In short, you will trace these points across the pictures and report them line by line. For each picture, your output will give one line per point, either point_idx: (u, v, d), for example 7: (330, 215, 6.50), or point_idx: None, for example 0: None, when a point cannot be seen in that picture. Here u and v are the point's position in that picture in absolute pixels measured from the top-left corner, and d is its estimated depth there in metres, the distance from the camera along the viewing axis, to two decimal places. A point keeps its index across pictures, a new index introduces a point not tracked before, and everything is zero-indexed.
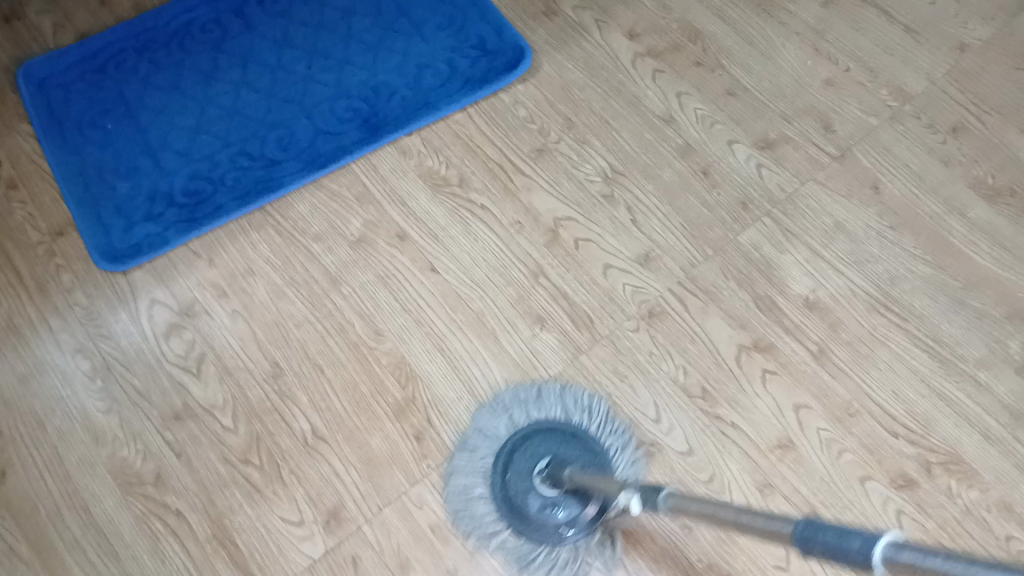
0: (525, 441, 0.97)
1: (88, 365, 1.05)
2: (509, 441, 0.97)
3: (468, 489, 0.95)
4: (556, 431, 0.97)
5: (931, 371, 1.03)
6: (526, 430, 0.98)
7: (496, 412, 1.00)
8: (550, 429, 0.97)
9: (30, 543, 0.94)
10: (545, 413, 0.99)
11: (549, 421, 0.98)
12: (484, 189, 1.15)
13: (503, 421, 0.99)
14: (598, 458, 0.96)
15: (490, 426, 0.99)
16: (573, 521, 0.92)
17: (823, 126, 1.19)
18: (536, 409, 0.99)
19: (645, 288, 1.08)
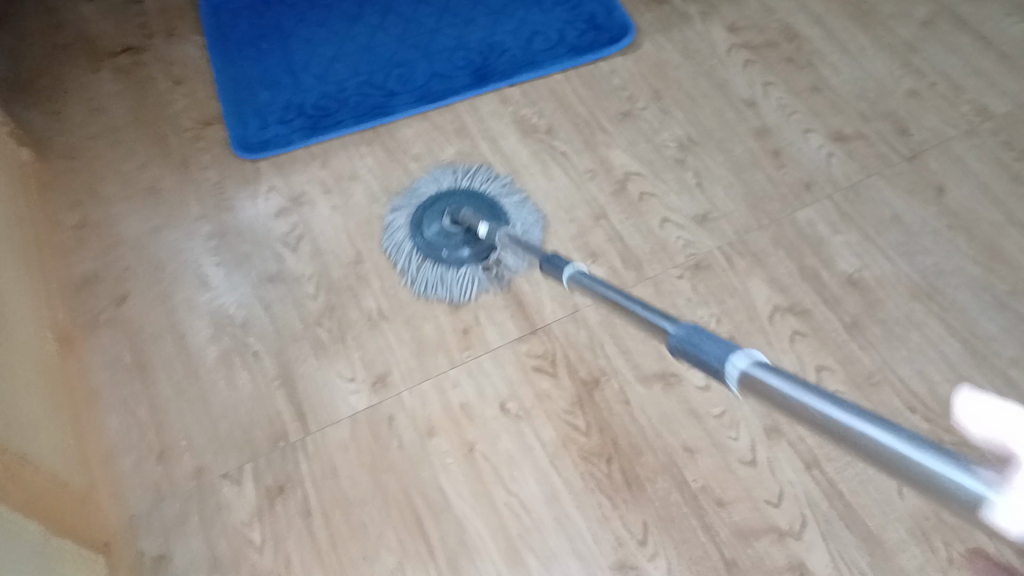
0: (449, 192, 1.20)
1: (208, 228, 1.23)
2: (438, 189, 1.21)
3: (397, 216, 1.20)
4: (477, 194, 1.20)
5: (961, 359, 1.06)
6: (454, 187, 1.21)
7: (441, 170, 1.23)
8: (473, 192, 1.20)
9: (133, 355, 1.12)
10: (474, 182, 1.21)
11: (475, 188, 1.20)
12: (569, 138, 1.28)
13: (444, 177, 1.22)
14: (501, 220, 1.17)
15: (428, 180, 1.23)
16: (457, 251, 1.14)
17: (899, 130, 1.26)
18: (467, 174, 1.22)
19: (696, 243, 1.17)
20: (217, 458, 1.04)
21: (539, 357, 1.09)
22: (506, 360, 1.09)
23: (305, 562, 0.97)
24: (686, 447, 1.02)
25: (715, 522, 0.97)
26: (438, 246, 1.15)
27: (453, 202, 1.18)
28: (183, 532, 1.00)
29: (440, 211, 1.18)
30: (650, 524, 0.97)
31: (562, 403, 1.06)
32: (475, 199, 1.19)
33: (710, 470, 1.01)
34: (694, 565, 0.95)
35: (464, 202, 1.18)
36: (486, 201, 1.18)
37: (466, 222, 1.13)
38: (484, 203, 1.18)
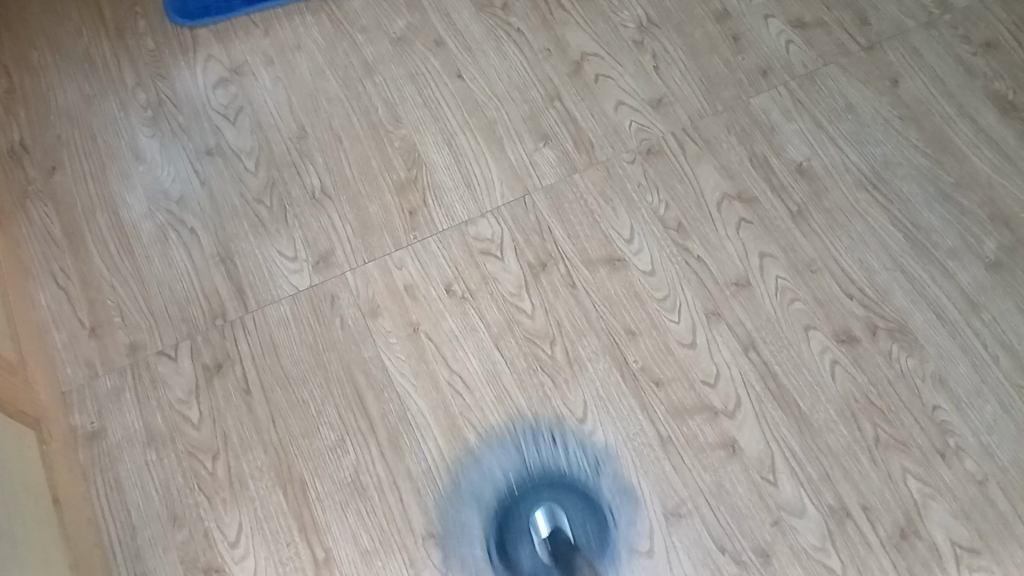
0: (534, 495, 0.97)
1: (144, 97, 1.18)
2: (526, 497, 0.96)
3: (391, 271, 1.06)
4: (560, 477, 0.96)
5: (902, 250, 1.07)
6: (529, 472, 0.97)
7: (503, 431, 0.97)
8: (541, 453, 0.97)
9: (64, 228, 1.09)
10: (567, 455, 0.96)
11: (562, 486, 0.96)
12: (524, 15, 1.23)
13: (508, 445, 0.97)
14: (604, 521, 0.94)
15: (505, 439, 0.97)
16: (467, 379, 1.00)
17: (859, 19, 1.22)
18: (563, 449, 0.96)
19: (650, 129, 1.14)
20: (152, 334, 1.02)
21: (486, 241, 1.08)
22: (452, 243, 1.08)
23: (243, 438, 0.97)
24: (627, 329, 1.02)
25: (652, 402, 0.98)
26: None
27: (551, 510, 0.96)
28: (118, 407, 0.99)
29: (531, 526, 0.95)
30: (591, 403, 0.98)
31: (507, 286, 1.05)
32: (578, 512, 0.95)
33: (650, 352, 1.01)
34: (631, 441, 0.96)
35: (557, 512, 0.95)
36: (582, 497, 0.96)
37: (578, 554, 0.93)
38: (587, 514, 0.95)
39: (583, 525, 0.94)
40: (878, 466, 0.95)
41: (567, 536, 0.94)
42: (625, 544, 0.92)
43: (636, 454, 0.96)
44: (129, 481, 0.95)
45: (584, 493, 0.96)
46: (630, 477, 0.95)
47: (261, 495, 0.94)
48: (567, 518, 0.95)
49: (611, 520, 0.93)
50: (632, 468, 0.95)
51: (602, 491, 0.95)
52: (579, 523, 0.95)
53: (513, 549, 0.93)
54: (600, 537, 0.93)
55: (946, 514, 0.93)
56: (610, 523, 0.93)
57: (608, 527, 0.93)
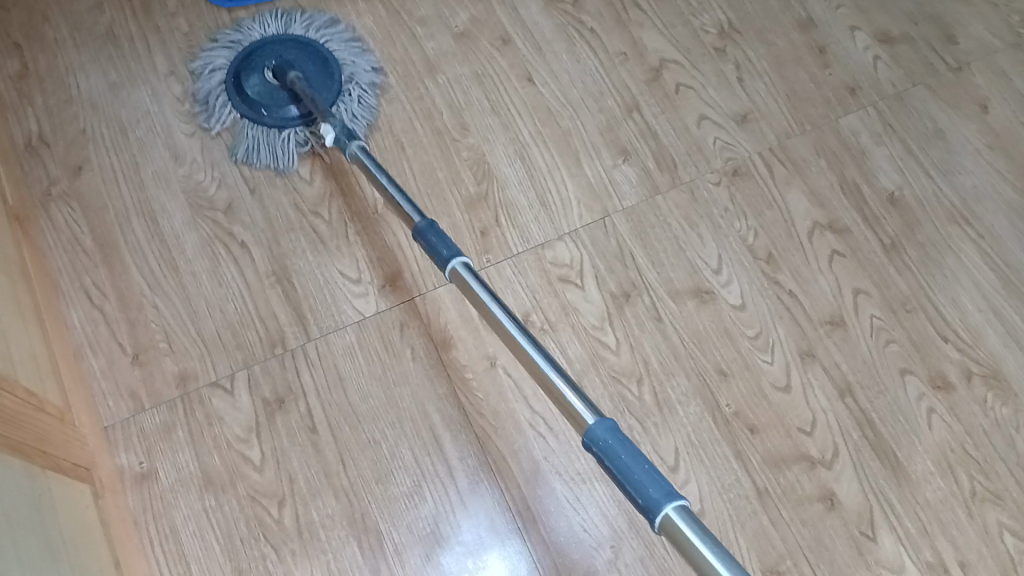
0: (281, 48, 1.05)
1: (180, 89, 1.06)
2: (276, 46, 1.05)
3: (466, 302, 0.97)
4: (294, 38, 1.06)
5: (995, 290, 1.02)
6: (296, 45, 1.05)
7: (280, 13, 1.08)
8: (291, 36, 1.06)
9: (95, 237, 0.98)
10: (330, 45, 1.07)
11: (296, 41, 1.06)
12: (597, 14, 1.15)
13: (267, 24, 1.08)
14: (333, 85, 1.04)
15: (274, 34, 1.06)
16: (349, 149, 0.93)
17: (946, 36, 1.16)
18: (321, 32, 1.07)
19: (735, 147, 1.08)
20: (203, 362, 0.93)
21: (565, 266, 1.00)
22: (529, 267, 1.00)
23: (310, 483, 0.89)
24: (718, 370, 0.97)
25: (747, 450, 0.93)
26: (259, 104, 1.02)
27: (280, 55, 1.04)
28: (169, 446, 0.90)
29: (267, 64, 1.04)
30: (682, 450, 0.93)
31: (589, 318, 0.98)
32: (306, 56, 1.05)
33: (743, 394, 0.96)
34: (726, 493, 0.91)
35: (296, 58, 1.04)
36: (321, 62, 1.05)
37: (290, 70, 1.00)
38: (320, 66, 1.04)
39: (314, 75, 1.04)
40: (975, 520, 0.91)
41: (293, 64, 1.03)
42: (348, 96, 1.04)
43: (732, 507, 0.91)
44: (186, 531, 0.87)
45: (324, 58, 1.05)
46: (725, 530, 0.90)
47: (333, 547, 0.86)
48: (299, 64, 1.04)
49: (344, 86, 1.05)
50: (729, 523, 0.90)
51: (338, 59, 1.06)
52: (310, 70, 1.04)
53: (254, 83, 1.03)
54: (310, 78, 1.03)
55: None
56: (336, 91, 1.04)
57: (339, 93, 1.04)
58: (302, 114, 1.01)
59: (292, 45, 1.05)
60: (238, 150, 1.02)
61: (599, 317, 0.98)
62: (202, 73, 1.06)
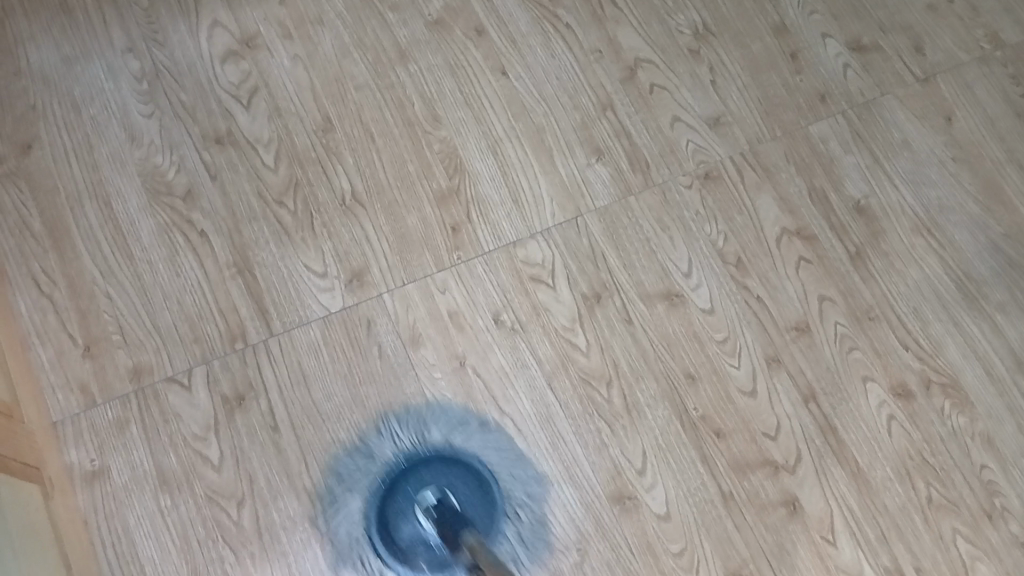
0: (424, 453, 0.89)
1: (138, 66, 1.01)
2: (425, 471, 0.90)
3: (435, 297, 0.95)
4: (403, 423, 0.90)
5: (954, 301, 1.04)
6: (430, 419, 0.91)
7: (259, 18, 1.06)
8: (445, 424, 0.91)
9: (45, 220, 0.93)
10: (470, 442, 0.91)
11: (405, 429, 0.90)
12: (574, 8, 1.13)
13: (403, 434, 0.90)
14: (493, 520, 0.90)
15: (406, 425, 0.90)
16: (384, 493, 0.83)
17: (915, 47, 1.17)
18: (480, 440, 0.91)
19: (707, 150, 1.08)
20: (159, 357, 0.89)
21: (536, 266, 0.98)
22: (500, 266, 0.98)
23: (271, 483, 0.86)
24: (687, 374, 0.97)
25: (713, 455, 0.94)
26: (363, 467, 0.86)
27: (441, 491, 0.89)
28: (121, 443, 0.86)
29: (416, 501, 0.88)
30: (650, 454, 0.93)
31: (559, 320, 0.97)
32: (468, 491, 0.90)
33: (710, 400, 0.96)
34: (691, 497, 0.92)
35: (447, 495, 0.89)
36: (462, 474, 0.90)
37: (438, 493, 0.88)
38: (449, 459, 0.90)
39: (484, 518, 0.90)
40: (929, 527, 0.93)
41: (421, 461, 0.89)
42: (514, 533, 0.89)
43: (698, 512, 0.91)
44: (139, 531, 0.83)
45: (480, 482, 0.91)
46: (692, 535, 0.90)
47: (294, 549, 0.84)
48: (462, 501, 0.90)
49: (514, 510, 0.90)
50: (694, 527, 0.90)
51: (509, 483, 0.90)
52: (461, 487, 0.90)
53: (382, 511, 0.88)
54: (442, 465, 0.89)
55: None
56: (506, 514, 0.90)
57: (506, 516, 0.90)
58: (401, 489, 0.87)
59: (381, 431, 0.90)
60: (223, 191, 0.96)
61: (571, 318, 0.97)
62: (167, 53, 1.02)
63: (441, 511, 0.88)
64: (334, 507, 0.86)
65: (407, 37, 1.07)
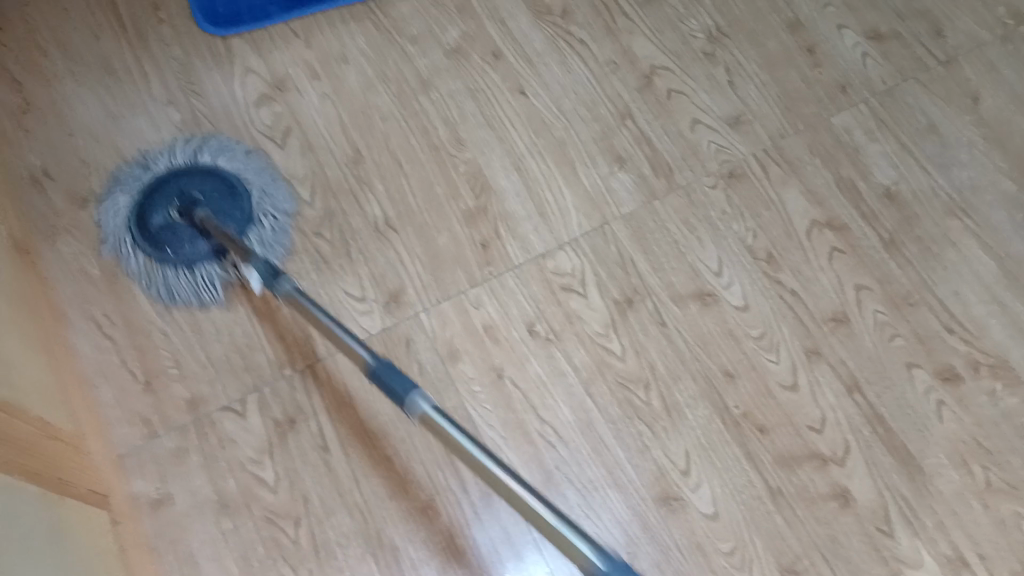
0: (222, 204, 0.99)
1: (179, 116, 1.07)
2: (184, 180, 1.00)
3: (470, 312, 0.98)
4: (217, 176, 1.00)
5: (996, 280, 1.02)
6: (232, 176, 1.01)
7: (288, 62, 1.11)
8: (247, 171, 1.02)
9: (100, 266, 0.98)
10: (248, 172, 1.02)
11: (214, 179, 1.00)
12: (587, 24, 1.16)
13: (169, 155, 1.02)
14: (246, 219, 0.99)
15: (213, 149, 1.03)
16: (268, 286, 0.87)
17: (935, 31, 1.17)
18: (270, 180, 1.02)
19: (730, 149, 1.09)
20: (213, 386, 0.93)
21: (567, 275, 1.01)
22: (531, 278, 1.00)
23: (324, 501, 0.89)
24: (725, 371, 0.97)
25: (757, 450, 0.93)
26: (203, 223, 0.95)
27: (183, 188, 0.99)
28: (183, 471, 0.90)
29: (142, 185, 1.00)
30: (692, 453, 0.93)
31: (593, 326, 0.98)
32: (218, 193, 0.99)
33: (750, 396, 0.96)
34: (738, 494, 0.91)
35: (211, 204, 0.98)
36: (228, 192, 1.00)
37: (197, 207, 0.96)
38: (228, 203, 0.99)
39: (222, 207, 0.99)
40: (990, 512, 0.90)
41: (194, 197, 0.98)
42: (257, 234, 0.99)
43: (745, 509, 0.90)
44: (202, 554, 0.87)
45: (234, 190, 1.00)
46: (741, 532, 0.89)
47: (349, 564, 0.86)
48: (202, 191, 0.99)
49: (260, 218, 1.00)
50: (743, 523, 0.90)
51: (261, 197, 1.01)
52: (221, 205, 0.99)
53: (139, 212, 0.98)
54: (219, 210, 0.98)
55: None
56: (249, 217, 0.99)
57: (251, 221, 0.99)
58: (214, 249, 0.96)
59: (183, 166, 1.01)
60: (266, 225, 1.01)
61: (604, 323, 0.98)
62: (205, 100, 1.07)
63: (184, 202, 0.98)
64: (110, 219, 0.99)
65: (429, 67, 1.12)
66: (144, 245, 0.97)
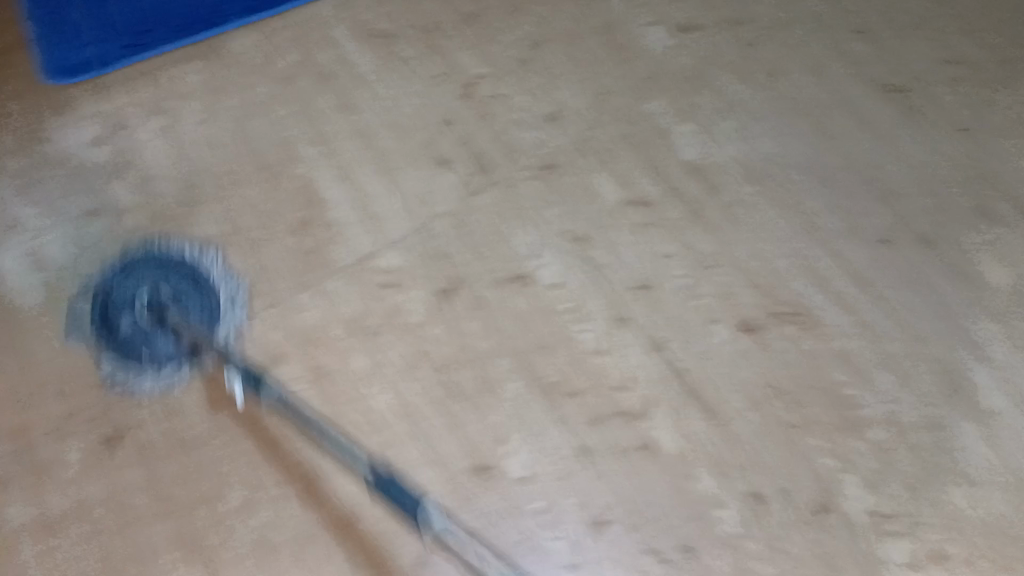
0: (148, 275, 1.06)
1: (25, 162, 1.15)
2: (139, 274, 1.06)
3: (297, 312, 1.05)
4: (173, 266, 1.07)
5: (792, 237, 1.10)
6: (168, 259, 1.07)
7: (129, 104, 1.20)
8: (176, 255, 1.08)
9: None
10: (209, 268, 1.07)
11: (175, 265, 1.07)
12: (412, 43, 1.25)
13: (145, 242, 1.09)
14: (207, 313, 1.04)
15: (167, 249, 1.08)
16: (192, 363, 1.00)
17: (735, 19, 1.27)
18: (219, 265, 1.08)
19: (544, 143, 1.17)
20: (38, 405, 0.98)
21: (392, 272, 1.08)
22: (355, 277, 1.07)
23: (146, 501, 0.93)
24: (539, 344, 1.04)
25: (570, 415, 0.99)
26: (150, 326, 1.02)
27: (144, 286, 1.05)
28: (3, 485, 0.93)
29: (133, 299, 1.04)
30: (509, 422, 0.99)
31: (415, 316, 1.05)
32: (167, 285, 1.05)
33: (564, 364, 1.02)
34: (551, 458, 0.97)
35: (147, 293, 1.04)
36: (191, 283, 1.06)
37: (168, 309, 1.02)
38: (198, 301, 1.04)
39: (191, 305, 1.04)
40: (788, 446, 0.97)
41: (165, 293, 1.04)
42: (220, 323, 1.04)
43: (557, 469, 0.97)
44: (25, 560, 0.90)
45: (196, 282, 1.06)
46: (553, 493, 0.95)
47: (160, 560, 0.89)
48: (179, 296, 1.04)
49: (221, 310, 1.04)
50: (555, 482, 0.96)
51: (218, 286, 1.06)
52: (191, 301, 1.04)
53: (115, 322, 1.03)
54: (191, 307, 1.04)
55: (858, 484, 0.95)
56: (210, 310, 1.04)
57: (215, 314, 1.04)
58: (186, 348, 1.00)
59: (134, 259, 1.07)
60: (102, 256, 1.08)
61: (425, 313, 1.05)
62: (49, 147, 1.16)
63: (151, 306, 1.03)
64: (75, 324, 1.03)
65: (262, 95, 1.20)
66: (107, 345, 1.01)
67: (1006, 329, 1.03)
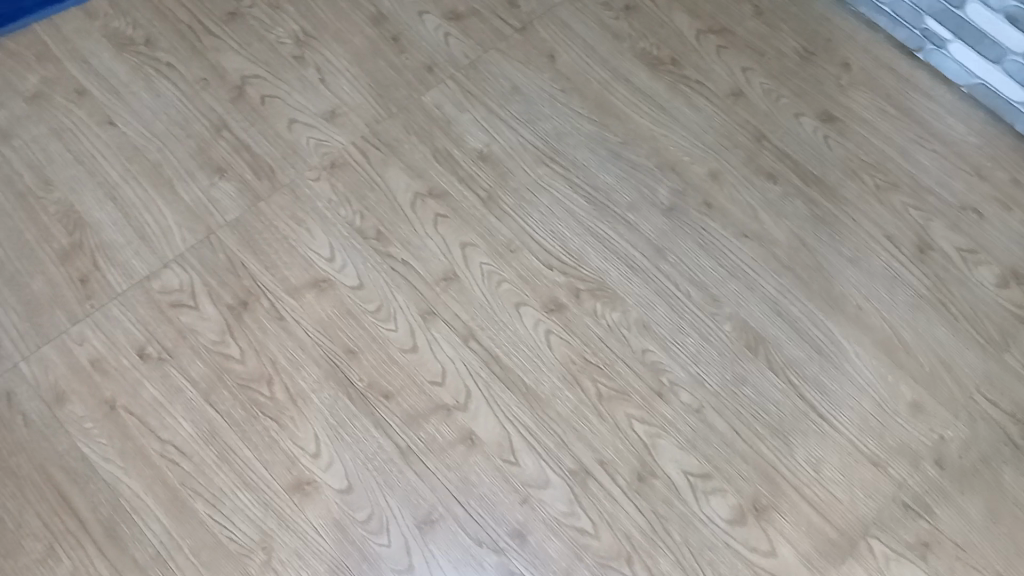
0: None
1: None
2: None
3: (73, 348, 0.96)
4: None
5: (587, 213, 1.11)
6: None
7: None
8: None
9: None
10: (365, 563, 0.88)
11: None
12: (171, 48, 1.17)
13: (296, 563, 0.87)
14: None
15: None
16: None
17: (508, 2, 1.27)
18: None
19: (328, 142, 1.12)
20: None
21: (174, 292, 1.00)
22: (136, 302, 0.99)
23: None
24: (347, 350, 0.99)
25: (384, 416, 0.95)
26: None
27: None
28: None
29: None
30: (321, 434, 0.94)
31: (207, 335, 0.98)
32: None
33: (374, 367, 0.98)
34: (370, 463, 0.93)
35: None
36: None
37: None
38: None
39: None
40: (605, 420, 0.98)
41: None
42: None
43: (377, 473, 0.92)
44: None
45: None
46: (375, 497, 0.91)
47: None
48: (105, 429, 0.92)
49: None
50: (377, 488, 0.92)
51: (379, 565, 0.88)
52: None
53: None
54: None
55: (675, 449, 0.97)
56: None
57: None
58: None
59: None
60: None
61: (219, 330, 0.98)
62: None
63: None
64: None
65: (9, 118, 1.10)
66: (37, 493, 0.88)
67: (793, 280, 1.09)
